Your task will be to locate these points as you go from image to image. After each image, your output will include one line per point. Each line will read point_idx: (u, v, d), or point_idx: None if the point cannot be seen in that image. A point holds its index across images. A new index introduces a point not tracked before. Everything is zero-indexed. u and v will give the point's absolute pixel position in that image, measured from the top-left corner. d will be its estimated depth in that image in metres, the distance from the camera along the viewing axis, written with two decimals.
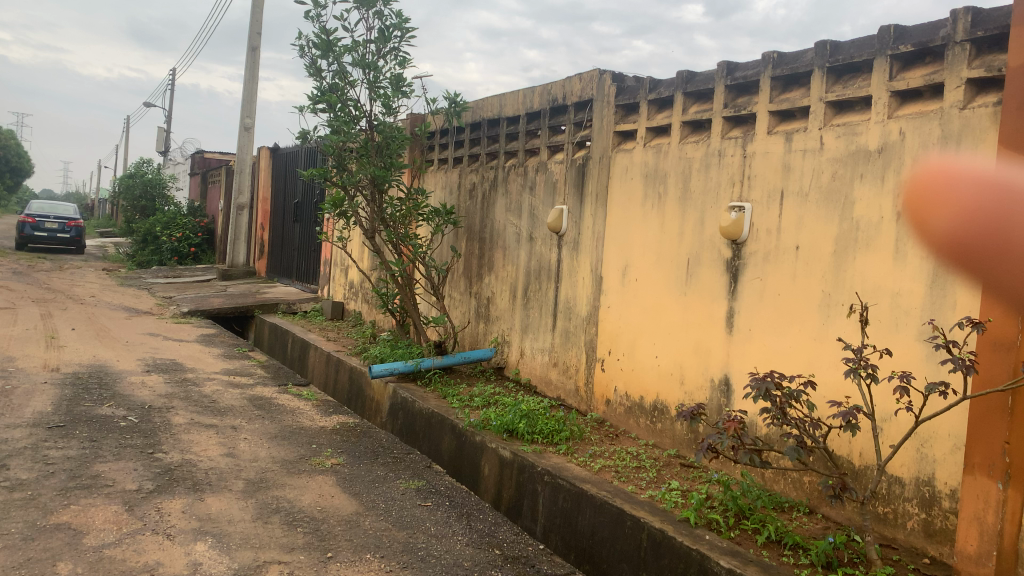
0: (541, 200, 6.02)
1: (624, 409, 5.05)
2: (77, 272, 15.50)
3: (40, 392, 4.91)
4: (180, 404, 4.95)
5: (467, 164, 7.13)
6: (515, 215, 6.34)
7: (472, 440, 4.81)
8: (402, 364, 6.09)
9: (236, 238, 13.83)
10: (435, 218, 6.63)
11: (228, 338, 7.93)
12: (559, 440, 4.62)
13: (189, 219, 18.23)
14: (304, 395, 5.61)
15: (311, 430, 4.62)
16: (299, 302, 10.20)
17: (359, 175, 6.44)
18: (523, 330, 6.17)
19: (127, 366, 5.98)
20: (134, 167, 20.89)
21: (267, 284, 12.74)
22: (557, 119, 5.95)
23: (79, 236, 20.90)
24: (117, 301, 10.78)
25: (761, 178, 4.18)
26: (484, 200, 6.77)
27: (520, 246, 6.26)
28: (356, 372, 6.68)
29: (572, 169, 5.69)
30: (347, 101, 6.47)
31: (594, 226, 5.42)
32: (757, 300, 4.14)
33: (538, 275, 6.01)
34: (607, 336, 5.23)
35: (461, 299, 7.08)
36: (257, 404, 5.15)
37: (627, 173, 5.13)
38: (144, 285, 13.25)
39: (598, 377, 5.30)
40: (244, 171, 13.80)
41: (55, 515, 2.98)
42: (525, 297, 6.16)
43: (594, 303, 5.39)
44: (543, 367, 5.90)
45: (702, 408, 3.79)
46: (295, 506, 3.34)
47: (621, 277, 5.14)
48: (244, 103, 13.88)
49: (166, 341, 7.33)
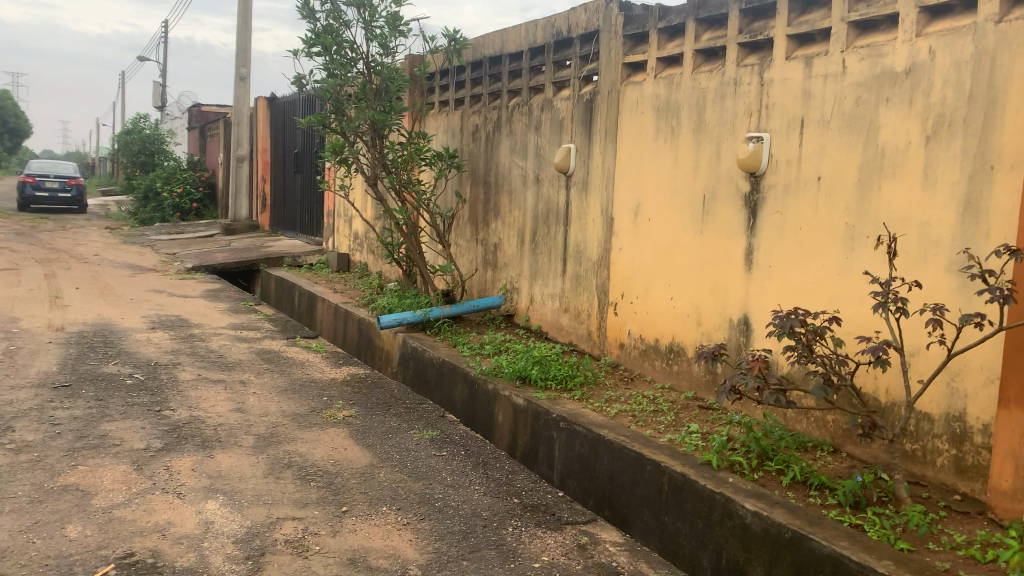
0: (547, 140, 5.82)
1: (639, 351, 4.95)
2: (79, 231, 15.38)
3: (45, 351, 4.83)
4: (187, 360, 4.86)
5: (469, 105, 6.91)
6: (520, 156, 6.15)
7: (485, 388, 4.73)
8: (410, 313, 5.98)
9: (238, 191, 13.65)
10: (438, 162, 6.45)
11: (233, 293, 7.83)
12: (573, 385, 4.53)
13: (189, 175, 18.02)
14: (313, 347, 5.52)
15: (321, 383, 4.53)
16: (304, 254, 10.07)
17: (359, 120, 6.22)
18: (532, 275, 6.04)
19: (132, 323, 5.89)
20: (132, 123, 20.59)
21: (271, 237, 12.60)
22: (562, 54, 5.73)
23: (80, 195, 20.73)
24: (121, 259, 10.67)
25: (779, 107, 3.99)
26: (488, 143, 6.57)
27: (526, 189, 6.08)
28: (366, 323, 6.58)
29: (579, 106, 5.49)
30: (343, 42, 6.23)
31: (603, 165, 5.24)
32: (777, 235, 4.00)
33: (546, 218, 5.85)
34: (620, 278, 5.10)
35: (468, 245, 6.93)
36: (265, 357, 5.06)
37: (637, 107, 4.93)
38: (148, 242, 13.13)
39: (611, 320, 5.19)
40: (242, 123, 13.55)
41: (62, 477, 2.90)
42: (533, 241, 6.02)
43: (605, 244, 5.24)
44: (554, 312, 5.78)
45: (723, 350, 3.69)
46: (307, 460, 3.26)
47: (633, 216, 4.98)
48: (239, 52, 13.55)
49: (171, 298, 7.24)
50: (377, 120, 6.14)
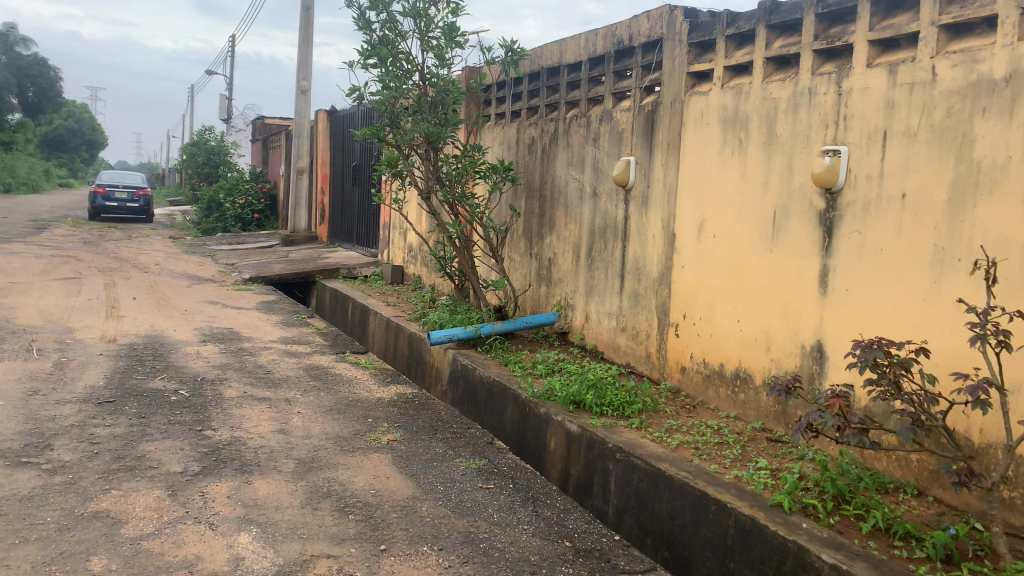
0: (606, 153, 5.59)
1: (702, 376, 4.67)
2: (144, 240, 15.71)
3: (95, 364, 4.79)
4: (234, 375, 4.76)
5: (526, 117, 6.72)
6: (578, 170, 5.93)
7: (537, 412, 4.50)
8: (461, 330, 5.81)
9: (297, 203, 13.74)
10: (493, 175, 6.27)
11: (287, 305, 7.78)
12: (631, 413, 4.27)
13: (251, 186, 18.29)
14: (362, 363, 5.38)
15: (367, 402, 4.37)
16: (358, 266, 10.02)
17: (413, 132, 6.08)
18: (588, 292, 5.80)
19: (184, 336, 5.84)
20: (197, 135, 21.03)
21: (327, 248, 12.63)
22: (624, 63, 5.50)
23: (148, 205, 21.25)
24: (181, 269, 10.79)
25: (859, 118, 3.68)
26: (544, 155, 6.37)
27: (583, 203, 5.86)
28: (416, 338, 6.43)
29: (640, 117, 5.25)
30: (399, 54, 6.11)
31: (665, 179, 4.99)
32: (856, 256, 3.69)
33: (603, 234, 5.61)
34: (681, 298, 4.84)
35: (521, 260, 6.73)
36: (313, 374, 4.94)
37: (702, 118, 4.67)
38: (208, 252, 13.30)
39: (672, 342, 4.92)
40: (302, 135, 13.65)
41: (94, 502, 2.78)
42: (590, 258, 5.78)
43: (666, 262, 4.98)
44: (610, 332, 5.52)
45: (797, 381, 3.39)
46: (347, 490, 3.09)
47: (696, 233, 4.72)
48: (300, 65, 13.68)
49: (225, 309, 7.22)
50: (432, 132, 5.98)
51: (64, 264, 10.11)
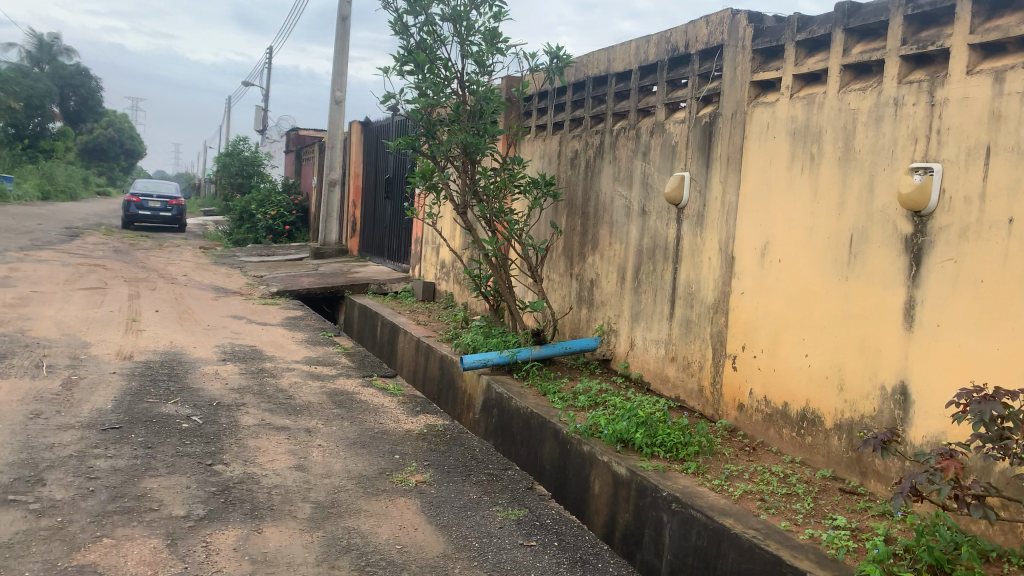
0: (657, 168, 5.20)
1: (763, 415, 4.25)
2: (175, 251, 15.59)
3: (106, 385, 4.48)
4: (253, 401, 4.43)
5: (569, 129, 6.37)
6: (625, 186, 5.54)
7: (580, 450, 4.09)
8: (496, 355, 5.43)
9: (328, 215, 13.50)
10: (533, 190, 5.90)
11: (313, 321, 7.47)
12: (685, 456, 3.85)
13: (283, 197, 18.16)
14: (390, 388, 5.02)
15: (394, 435, 4.00)
16: (389, 282, 9.72)
17: (451, 143, 5.73)
18: (633, 317, 5.39)
19: (203, 354, 5.53)
20: (231, 146, 20.99)
21: (358, 262, 12.35)
22: (678, 72, 5.13)
23: (181, 215, 21.25)
24: (208, 281, 10.56)
25: (956, 131, 3.25)
26: (588, 170, 6.01)
27: (630, 222, 5.47)
28: (448, 362, 6.06)
29: (696, 129, 4.86)
30: (437, 60, 5.78)
31: (724, 197, 4.59)
32: (949, 287, 3.25)
33: (652, 254, 5.21)
34: (740, 327, 4.42)
35: (561, 281, 6.35)
36: (337, 400, 4.58)
37: (768, 131, 4.27)
38: (237, 264, 13.09)
39: (728, 376, 4.51)
40: (335, 147, 13.43)
41: (80, 554, 2.43)
42: (636, 280, 5.38)
43: (722, 287, 4.57)
44: (658, 361, 5.11)
45: (896, 435, 2.94)
46: (370, 544, 2.72)
47: (758, 257, 4.31)
48: (335, 76, 13.49)
49: (249, 325, 6.92)
50: (470, 143, 5.62)
51: (90, 274, 9.92)
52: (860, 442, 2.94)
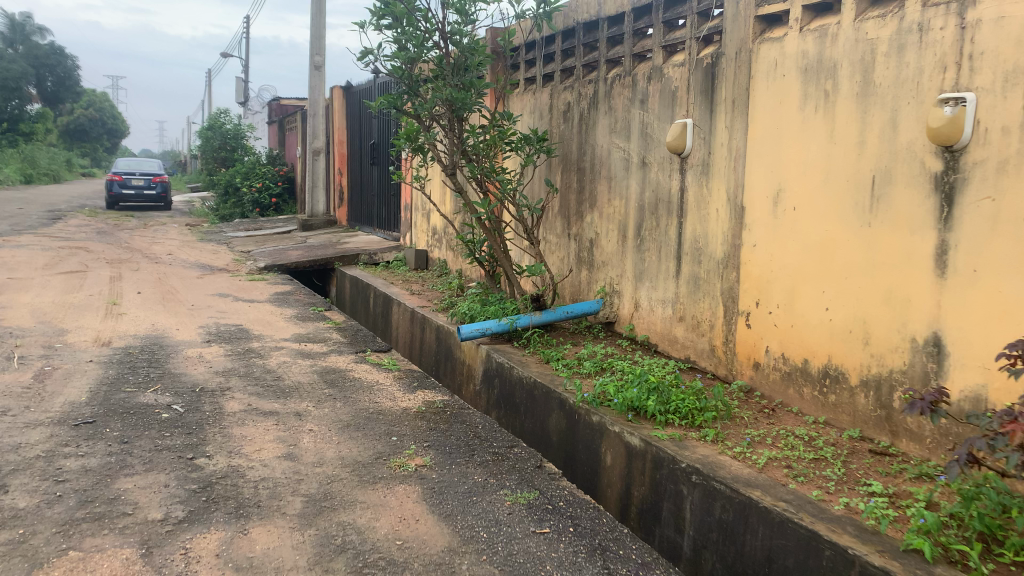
0: (657, 116, 4.89)
1: (781, 374, 4.01)
2: (161, 229, 15.23)
3: (80, 374, 4.20)
4: (239, 384, 4.16)
5: (560, 81, 6.03)
6: (623, 137, 5.23)
7: (589, 421, 3.84)
8: (494, 323, 5.15)
9: (315, 186, 13.13)
10: (525, 147, 5.58)
11: (302, 295, 7.17)
12: (702, 423, 3.60)
13: (268, 169, 17.73)
14: (384, 363, 4.75)
15: (390, 415, 3.74)
16: (380, 251, 9.42)
17: (435, 100, 5.37)
18: (637, 276, 5.12)
19: (186, 336, 5.25)
20: (212, 119, 20.46)
21: (347, 233, 12.04)
22: (675, 11, 4.79)
23: (166, 192, 20.82)
24: (194, 259, 10.24)
25: (990, 56, 2.95)
26: (583, 123, 5.69)
27: (629, 175, 5.17)
28: (444, 332, 5.79)
29: (697, 72, 4.54)
30: (415, 11, 5.36)
31: (731, 143, 4.29)
32: (986, 228, 2.98)
33: (655, 209, 4.92)
34: (754, 281, 4.15)
35: (559, 242, 6.07)
36: (328, 379, 4.32)
37: (776, 69, 3.96)
38: (223, 240, 12.75)
39: (742, 334, 4.25)
40: (317, 114, 13.01)
41: (43, 572, 2.18)
42: (638, 237, 5.10)
43: (732, 240, 4.29)
44: (665, 322, 4.85)
45: (946, 392, 2.53)
46: (367, 540, 2.47)
47: (771, 206, 4.03)
48: (313, 40, 13.02)
49: (235, 303, 6.62)
50: (455, 99, 5.28)
51: (70, 257, 9.57)
52: (904, 407, 2.47)
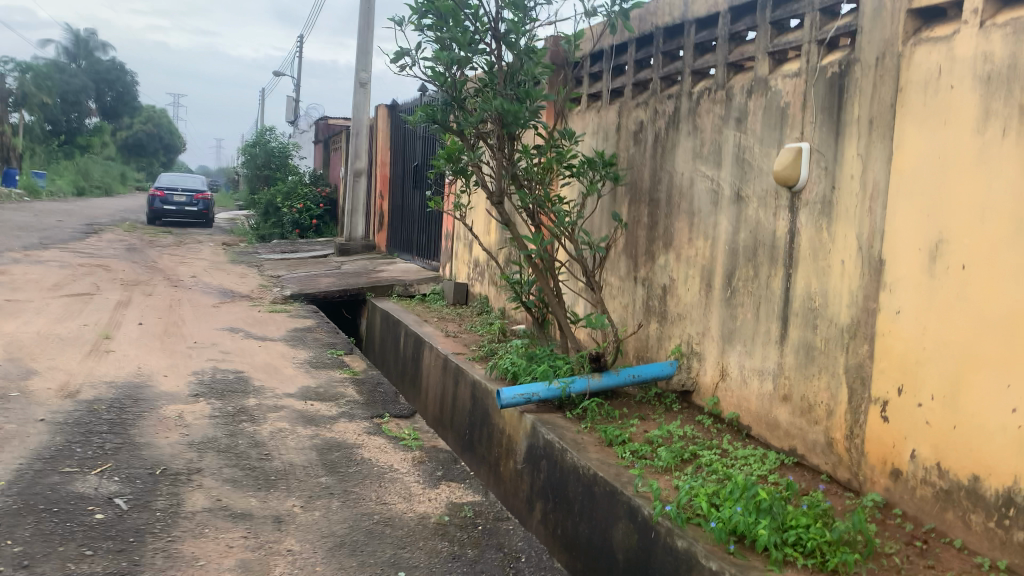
0: (759, 140, 3.91)
1: (933, 490, 2.94)
2: (194, 247, 14.59)
3: (16, 440, 3.30)
4: (212, 464, 3.22)
5: (631, 96, 5.09)
6: (713, 165, 4.26)
7: (671, 545, 2.83)
8: (543, 388, 4.17)
9: (353, 208, 12.36)
10: (589, 172, 4.62)
11: (322, 334, 6.28)
12: (836, 567, 2.56)
13: (310, 189, 17.10)
14: (405, 436, 3.79)
15: (403, 527, 2.78)
16: (416, 282, 8.54)
17: (482, 112, 4.39)
18: (725, 337, 4.12)
19: (172, 387, 4.35)
20: (257, 135, 19.96)
21: (385, 259, 11.21)
22: (787, 8, 3.82)
23: (206, 209, 20.37)
24: (218, 284, 9.47)
25: None
26: (660, 146, 4.73)
27: (719, 211, 4.19)
28: (481, 391, 4.82)
29: (818, 83, 3.55)
30: (464, 6, 4.40)
31: (866, 177, 3.27)
32: None
33: (754, 256, 3.92)
34: (896, 361, 3.11)
35: (622, 286, 5.09)
36: (331, 460, 3.38)
37: (940, 80, 2.93)
38: (255, 262, 12.02)
39: (875, 429, 3.20)
40: (358, 133, 12.26)
41: None
42: (728, 289, 4.10)
43: (864, 303, 3.26)
44: (764, 399, 3.84)
45: None
46: None
47: (925, 261, 2.98)
48: (359, 55, 12.30)
49: (244, 342, 5.75)
50: (508, 112, 4.28)
51: (84, 277, 8.85)
52: None
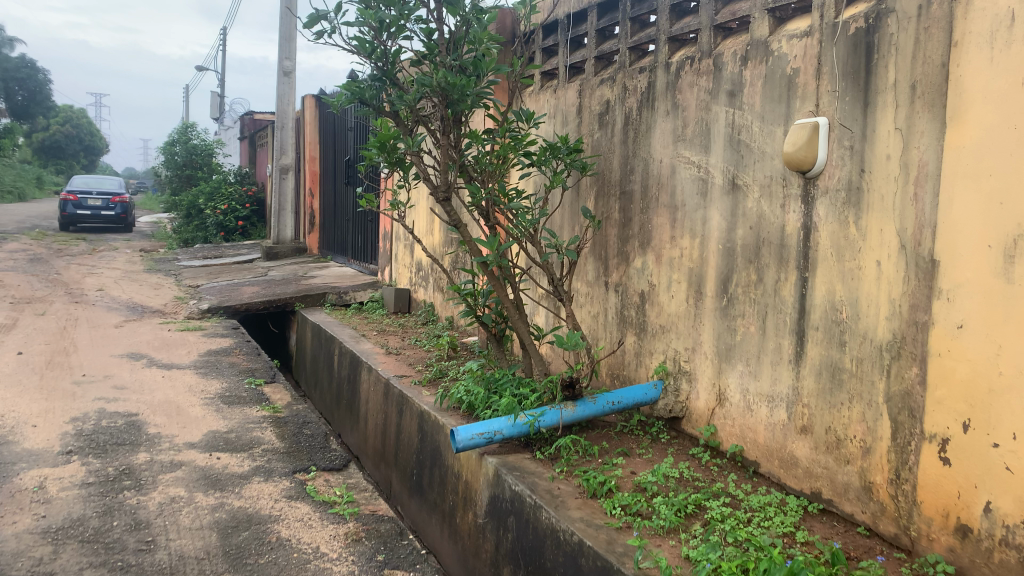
0: (760, 116, 3.23)
1: (1019, 556, 2.28)
2: (106, 255, 13.35)
3: None
4: (68, 566, 2.37)
5: (594, 72, 4.38)
6: (699, 148, 3.56)
7: None
8: (507, 424, 3.42)
9: (281, 208, 11.38)
10: (550, 160, 3.87)
11: (241, 357, 5.39)
12: None
13: (235, 189, 15.97)
14: (337, 500, 3.01)
15: None
16: (351, 289, 7.71)
17: (421, 87, 3.58)
18: (721, 355, 3.44)
19: (38, 442, 3.45)
20: (177, 133, 18.64)
21: (317, 263, 10.30)
22: None
23: (124, 212, 19.00)
24: (126, 298, 8.42)
25: None
26: (632, 128, 4.02)
27: (709, 204, 3.50)
28: (430, 424, 4.05)
29: (838, 43, 2.87)
30: None
31: (909, 157, 2.59)
32: None
33: (758, 257, 3.24)
34: (959, 390, 2.44)
35: (590, 293, 4.38)
36: (239, 547, 2.57)
37: (1014, 28, 2.26)
38: (173, 270, 10.94)
39: (931, 474, 2.53)
40: (284, 127, 11.27)
41: None
42: (724, 296, 3.41)
43: (912, 314, 2.60)
44: (776, 431, 3.17)
45: None
46: None
47: (998, 263, 2.32)
48: (280, 41, 11.25)
49: (145, 373, 4.84)
50: (452, 86, 3.48)
51: None
52: None
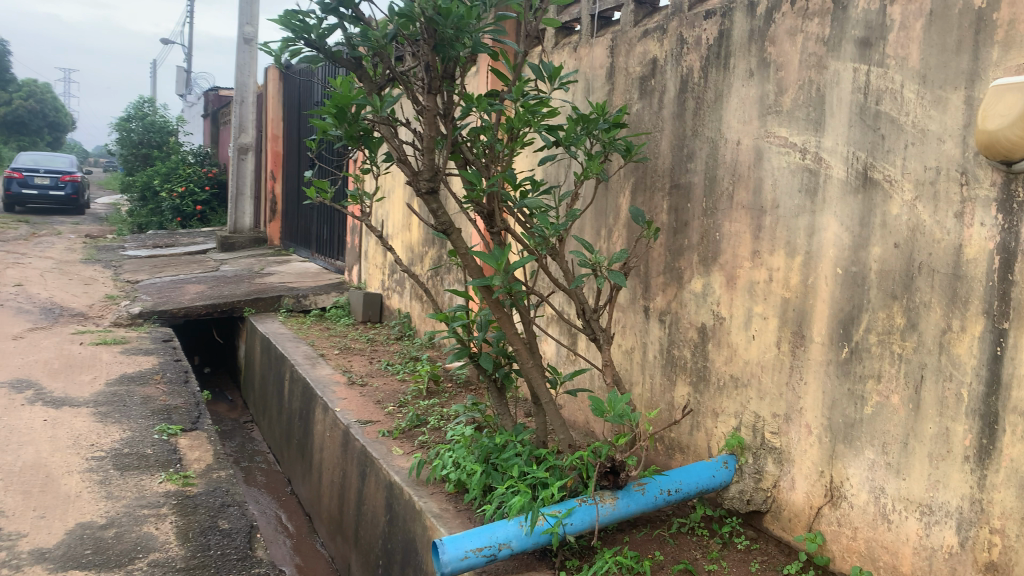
0: (919, 75, 2.10)
1: None
2: (44, 242, 11.95)
3: None
4: None
5: (632, 22, 3.23)
6: (805, 124, 2.44)
7: None
8: (518, 532, 2.29)
9: (239, 193, 10.11)
10: (581, 137, 2.70)
11: (161, 388, 4.19)
12: None
13: (195, 170, 14.61)
14: None
15: None
16: (312, 291, 6.51)
17: (399, 21, 2.37)
18: (838, 432, 2.33)
19: None
20: (133, 108, 17.16)
21: (278, 256, 9.07)
22: None
23: (76, 193, 17.51)
24: (46, 296, 7.13)
25: None
26: (691, 96, 2.89)
27: (822, 207, 2.38)
28: (403, 506, 2.89)
29: None
30: None
31: None
32: None
33: (908, 291, 2.12)
34: None
35: (624, 320, 3.25)
36: None
37: None
38: (114, 262, 9.63)
39: None
40: (245, 102, 9.98)
41: None
42: (845, 345, 2.31)
43: None
44: (934, 559, 2.07)
45: None
46: None
47: None
48: (241, 4, 9.90)
49: (22, 413, 3.62)
50: (444, 18, 2.27)
51: None
52: None
